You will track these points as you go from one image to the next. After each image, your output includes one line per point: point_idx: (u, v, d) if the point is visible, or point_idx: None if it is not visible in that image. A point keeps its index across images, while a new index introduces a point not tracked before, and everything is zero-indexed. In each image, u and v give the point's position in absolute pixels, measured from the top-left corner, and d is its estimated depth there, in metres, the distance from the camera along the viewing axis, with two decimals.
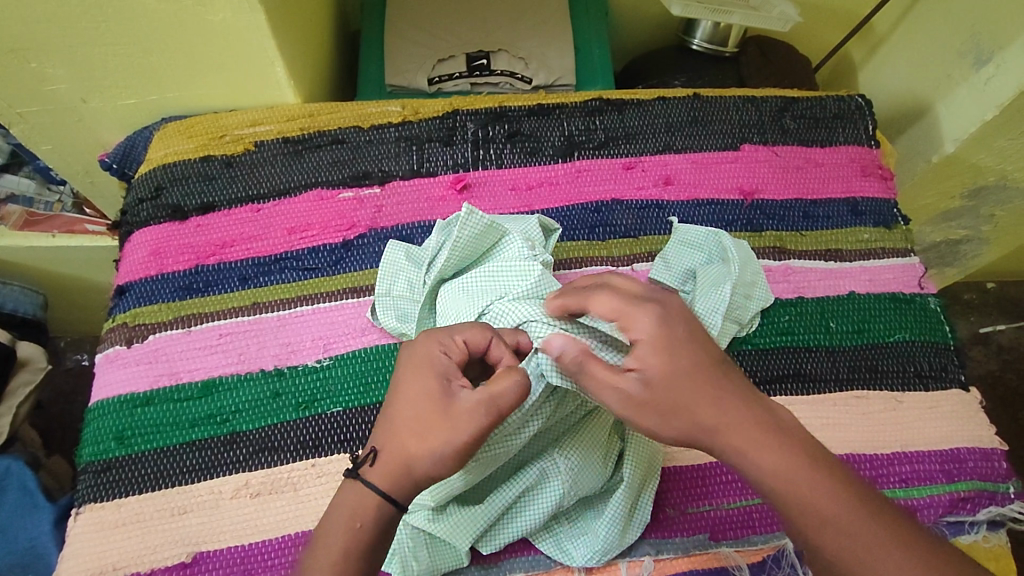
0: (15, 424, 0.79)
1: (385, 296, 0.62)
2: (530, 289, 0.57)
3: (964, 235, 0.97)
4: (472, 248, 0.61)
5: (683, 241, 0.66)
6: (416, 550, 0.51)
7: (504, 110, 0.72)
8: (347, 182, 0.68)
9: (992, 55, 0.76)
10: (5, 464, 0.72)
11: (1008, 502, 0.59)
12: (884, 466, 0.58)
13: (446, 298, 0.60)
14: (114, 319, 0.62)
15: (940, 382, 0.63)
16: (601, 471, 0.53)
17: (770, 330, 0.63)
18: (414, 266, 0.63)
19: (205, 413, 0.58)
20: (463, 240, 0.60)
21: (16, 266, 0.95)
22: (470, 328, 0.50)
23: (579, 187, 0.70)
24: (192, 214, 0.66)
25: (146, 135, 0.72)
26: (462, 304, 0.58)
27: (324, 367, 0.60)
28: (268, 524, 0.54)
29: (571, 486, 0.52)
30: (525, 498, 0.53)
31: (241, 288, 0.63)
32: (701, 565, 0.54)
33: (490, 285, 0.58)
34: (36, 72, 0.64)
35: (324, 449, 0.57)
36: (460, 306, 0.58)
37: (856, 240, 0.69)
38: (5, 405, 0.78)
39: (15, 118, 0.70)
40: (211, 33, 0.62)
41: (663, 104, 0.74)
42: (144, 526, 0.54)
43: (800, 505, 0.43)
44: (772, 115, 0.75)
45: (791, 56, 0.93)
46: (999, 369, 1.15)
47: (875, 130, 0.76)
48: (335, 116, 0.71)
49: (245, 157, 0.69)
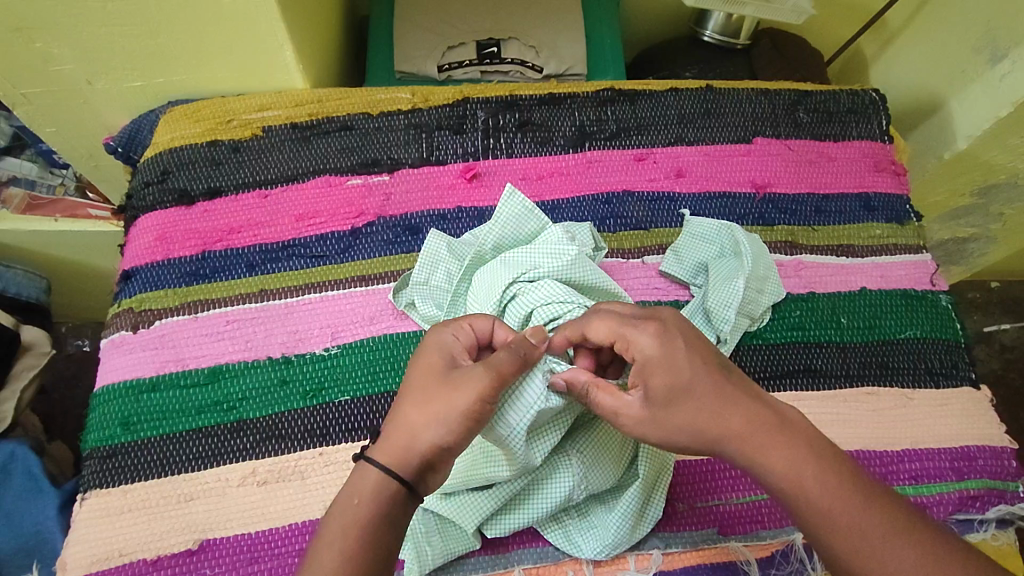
0: (18, 408, 0.79)
1: (422, 285, 0.61)
2: (561, 269, 0.58)
3: (972, 233, 0.96)
4: (511, 230, 0.61)
5: (695, 235, 0.66)
6: (428, 535, 0.51)
7: (514, 99, 0.71)
8: (356, 169, 0.67)
9: (1008, 51, 0.75)
10: (9, 449, 0.71)
11: (1017, 501, 0.59)
12: (894, 463, 0.58)
13: (482, 276, 0.60)
14: (119, 304, 0.62)
15: (951, 380, 0.63)
16: (615, 464, 0.53)
17: (781, 324, 0.63)
18: (455, 260, 0.62)
19: (211, 400, 0.57)
20: (506, 219, 0.61)
21: (18, 250, 0.94)
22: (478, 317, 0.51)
23: (590, 178, 0.69)
24: (199, 199, 0.65)
25: (151, 119, 0.71)
26: (497, 276, 0.59)
27: (332, 355, 0.60)
28: (275, 512, 0.54)
29: (583, 477, 0.52)
30: (536, 485, 0.53)
31: (248, 275, 0.62)
32: (709, 559, 0.54)
33: (523, 261, 0.59)
34: (41, 52, 0.63)
35: (331, 438, 0.57)
36: (495, 278, 0.58)
37: (868, 236, 0.69)
38: (8, 388, 0.78)
39: (19, 99, 0.69)
40: (220, 15, 0.60)
41: (675, 96, 0.73)
42: (151, 512, 0.54)
43: (813, 512, 0.42)
44: (786, 108, 0.74)
45: (803, 50, 0.92)
46: (1002, 368, 1.15)
47: (889, 125, 0.75)
48: (344, 102, 0.70)
49: (252, 143, 0.68)
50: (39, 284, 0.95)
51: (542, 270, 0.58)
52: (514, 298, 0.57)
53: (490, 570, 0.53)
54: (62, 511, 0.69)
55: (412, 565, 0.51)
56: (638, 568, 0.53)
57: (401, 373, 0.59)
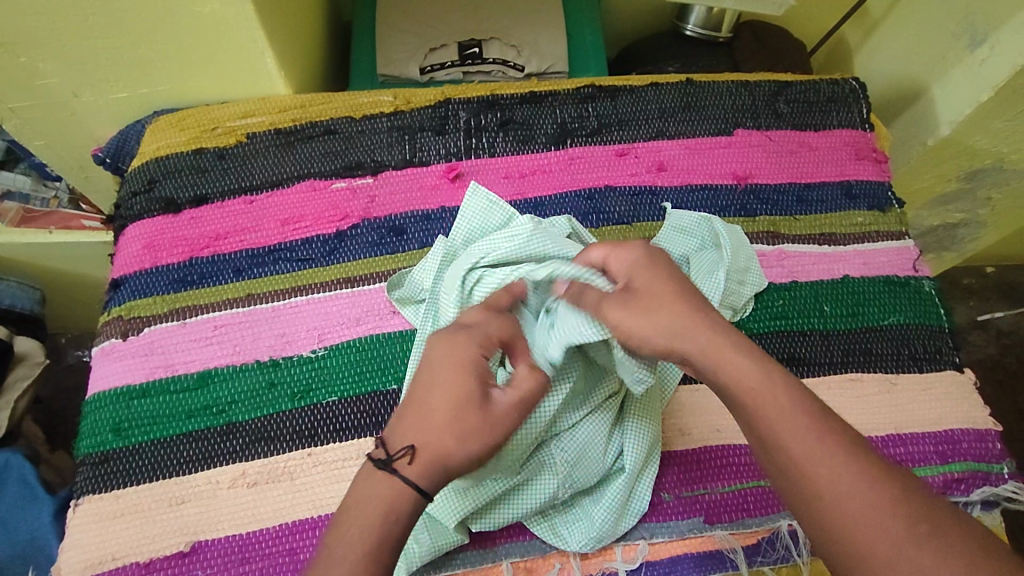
0: (15, 418, 0.80)
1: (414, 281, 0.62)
2: (515, 248, 0.57)
3: (961, 219, 0.96)
4: (478, 223, 0.62)
5: (676, 227, 0.65)
6: (419, 530, 0.52)
7: (496, 98, 0.72)
8: (340, 172, 0.68)
9: (987, 35, 0.76)
10: (5, 458, 0.72)
11: (1002, 482, 0.59)
12: (879, 448, 0.59)
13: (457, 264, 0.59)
14: (109, 313, 0.62)
15: (935, 364, 0.63)
16: (600, 464, 0.53)
17: (764, 314, 0.63)
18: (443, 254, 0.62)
19: (201, 404, 0.58)
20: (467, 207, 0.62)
21: (14, 262, 0.96)
22: (497, 323, 0.51)
23: (572, 174, 0.70)
24: (185, 207, 0.66)
25: (138, 129, 0.72)
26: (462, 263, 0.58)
27: (319, 357, 0.60)
28: (265, 514, 0.55)
29: (569, 478, 0.53)
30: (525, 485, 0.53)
31: (235, 281, 0.63)
32: (695, 548, 0.55)
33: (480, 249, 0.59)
34: (26, 67, 0.64)
35: (319, 439, 0.57)
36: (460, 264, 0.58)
37: (850, 224, 0.69)
38: (4, 399, 0.79)
39: (6, 113, 0.70)
40: (200, 24, 0.61)
41: (655, 90, 0.74)
42: (143, 516, 0.54)
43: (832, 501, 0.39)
44: (765, 99, 0.74)
45: (785, 41, 0.92)
46: (998, 353, 1.15)
47: (870, 113, 0.75)
48: (326, 107, 0.71)
49: (237, 150, 0.69)
50: (33, 295, 0.95)
51: (496, 252, 0.57)
52: (479, 281, 0.57)
53: (478, 565, 0.53)
54: (57, 518, 0.69)
55: (405, 552, 0.51)
56: (624, 559, 0.54)
57: (387, 373, 0.60)
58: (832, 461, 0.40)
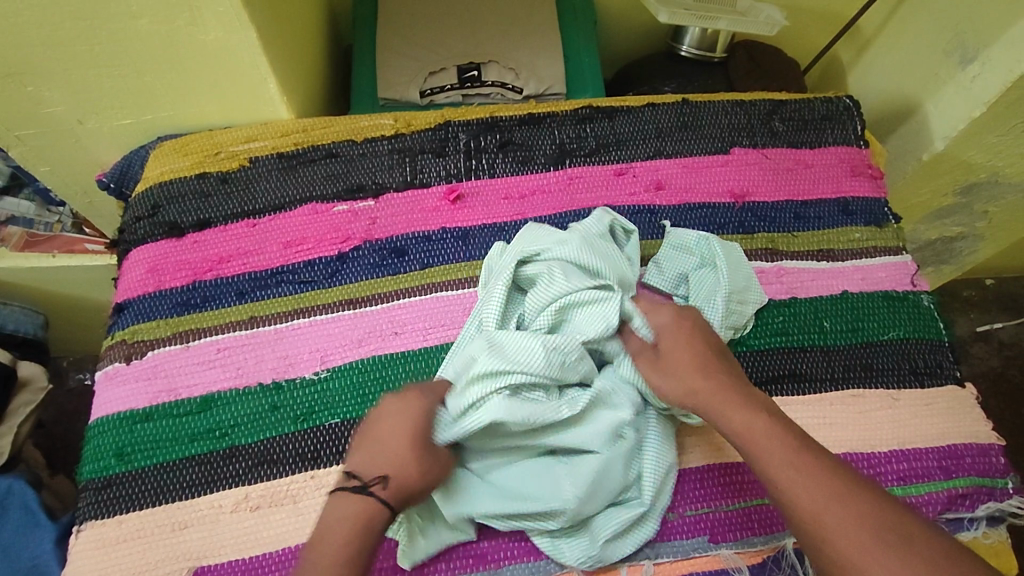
0: (16, 444, 0.79)
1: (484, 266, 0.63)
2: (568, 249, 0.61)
3: (959, 232, 0.97)
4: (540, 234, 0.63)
5: (674, 246, 0.66)
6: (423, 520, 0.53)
7: (495, 120, 0.74)
8: (342, 195, 0.69)
9: (977, 53, 0.77)
10: (6, 484, 0.72)
11: (1006, 498, 0.59)
12: (883, 464, 0.58)
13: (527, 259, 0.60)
14: (113, 337, 0.63)
15: (936, 379, 0.63)
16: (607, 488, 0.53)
17: (765, 331, 0.64)
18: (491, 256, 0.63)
19: (326, 420, 0.59)
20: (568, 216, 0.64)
21: (19, 287, 0.97)
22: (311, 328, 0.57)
23: (572, 194, 0.71)
24: (189, 231, 0.67)
25: (142, 154, 0.73)
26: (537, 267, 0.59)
27: (322, 379, 0.60)
28: (268, 537, 0.54)
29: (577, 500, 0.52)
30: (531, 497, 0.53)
31: (238, 303, 0.64)
32: (702, 568, 0.54)
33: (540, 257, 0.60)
34: (34, 95, 0.65)
35: (324, 461, 0.57)
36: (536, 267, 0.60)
37: (848, 240, 0.70)
38: (5, 425, 0.78)
39: (13, 141, 0.72)
40: (203, 52, 0.62)
41: (652, 111, 0.75)
42: (146, 541, 0.54)
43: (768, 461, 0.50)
44: (761, 118, 0.76)
45: (778, 61, 0.94)
46: (1001, 365, 1.15)
47: (864, 131, 0.76)
48: (328, 131, 0.72)
49: (240, 174, 0.70)
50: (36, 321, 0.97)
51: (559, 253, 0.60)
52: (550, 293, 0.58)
53: None
54: (59, 545, 0.68)
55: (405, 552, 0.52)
56: None
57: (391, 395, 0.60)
58: (775, 443, 0.50)
